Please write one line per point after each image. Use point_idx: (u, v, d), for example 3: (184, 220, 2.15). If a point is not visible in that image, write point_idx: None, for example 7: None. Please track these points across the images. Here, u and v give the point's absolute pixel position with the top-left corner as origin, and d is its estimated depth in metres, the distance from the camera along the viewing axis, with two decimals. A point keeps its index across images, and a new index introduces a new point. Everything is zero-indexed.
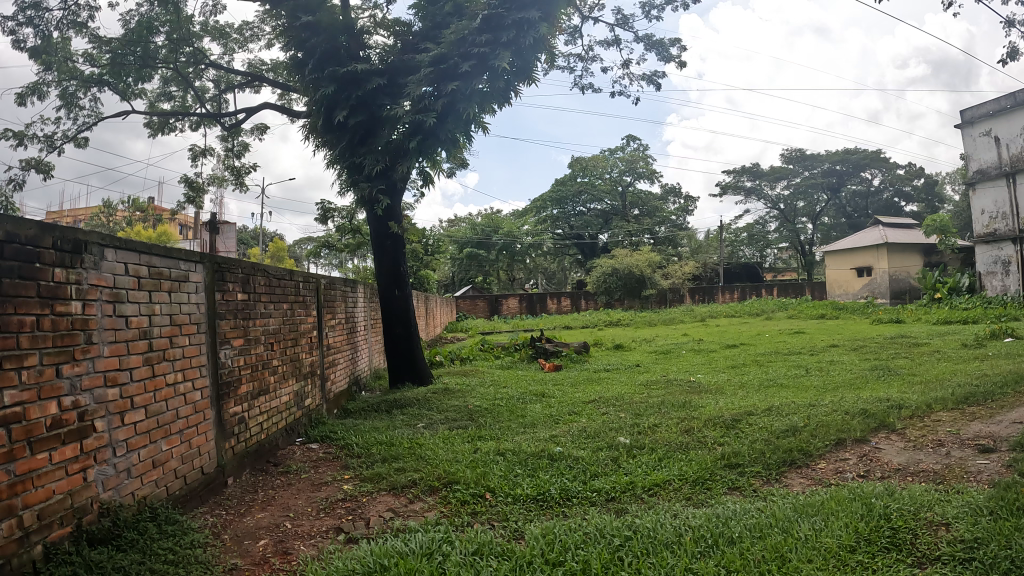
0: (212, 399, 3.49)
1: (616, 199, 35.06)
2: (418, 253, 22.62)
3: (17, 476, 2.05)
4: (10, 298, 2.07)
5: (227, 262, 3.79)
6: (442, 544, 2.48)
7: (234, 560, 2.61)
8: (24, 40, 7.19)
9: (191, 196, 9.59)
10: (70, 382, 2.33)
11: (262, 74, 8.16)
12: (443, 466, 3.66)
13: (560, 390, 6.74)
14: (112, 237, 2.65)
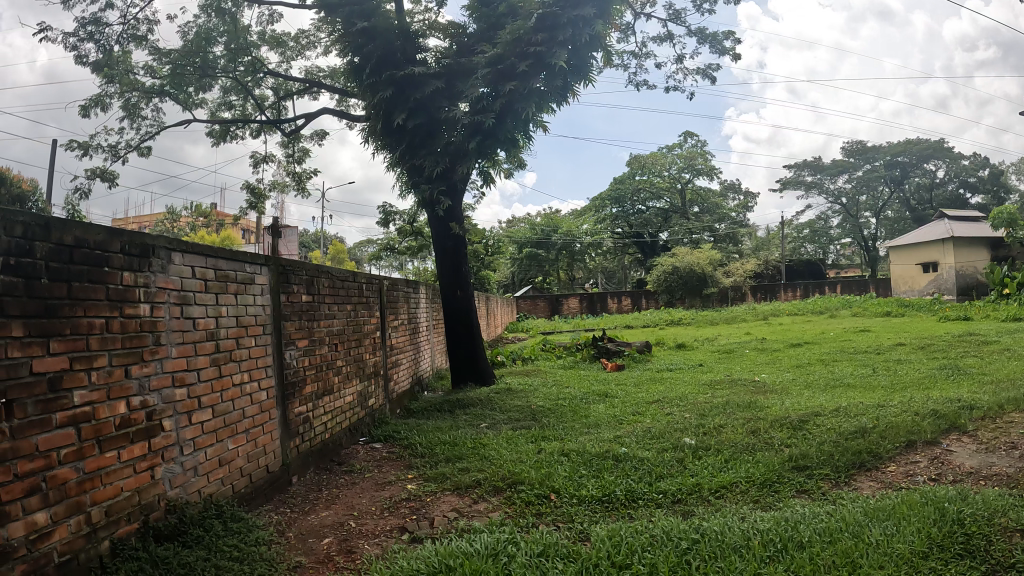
0: (278, 400, 3.55)
1: (676, 196, 34.65)
2: (479, 254, 22.65)
3: (86, 474, 2.11)
4: (80, 302, 2.13)
5: (291, 264, 3.86)
6: (507, 545, 2.46)
7: (298, 558, 2.64)
8: (86, 55, 7.47)
9: (253, 202, 9.84)
10: (138, 383, 2.40)
11: (320, 81, 8.31)
12: (508, 467, 3.64)
13: (623, 390, 6.67)
14: (180, 241, 2.72)
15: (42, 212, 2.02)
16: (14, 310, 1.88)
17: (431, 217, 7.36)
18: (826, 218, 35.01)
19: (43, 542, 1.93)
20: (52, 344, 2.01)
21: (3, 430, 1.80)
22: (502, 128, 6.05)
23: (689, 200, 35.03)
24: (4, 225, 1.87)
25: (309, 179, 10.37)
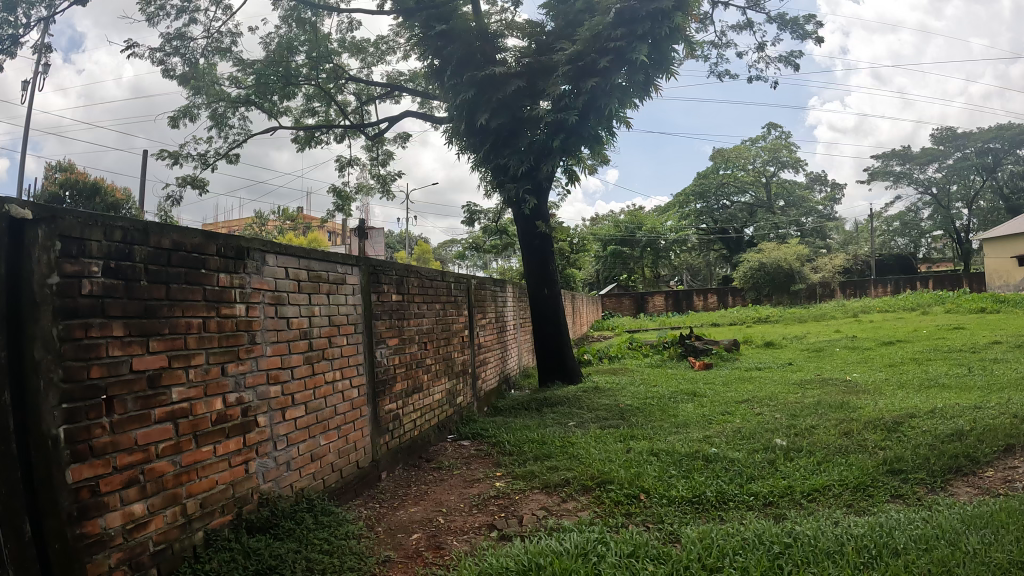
0: (369, 397, 3.63)
1: (761, 190, 33.76)
2: (565, 252, 22.66)
3: (182, 467, 2.22)
4: (178, 303, 2.24)
5: (382, 264, 3.94)
6: (597, 544, 2.45)
7: (388, 552, 2.69)
8: (172, 69, 7.83)
9: (339, 204, 10.11)
10: (235, 380, 2.50)
11: (401, 85, 8.46)
12: (596, 466, 3.62)
13: (711, 389, 6.54)
14: (274, 243, 2.81)
15: (140, 217, 2.12)
16: (115, 311, 1.99)
17: (518, 216, 7.41)
18: (918, 210, 33.45)
19: (140, 531, 2.03)
20: (151, 343, 2.11)
21: (102, 424, 1.91)
22: (585, 125, 6.01)
23: (774, 194, 34.07)
24: (103, 231, 1.97)
25: (393, 181, 10.58)
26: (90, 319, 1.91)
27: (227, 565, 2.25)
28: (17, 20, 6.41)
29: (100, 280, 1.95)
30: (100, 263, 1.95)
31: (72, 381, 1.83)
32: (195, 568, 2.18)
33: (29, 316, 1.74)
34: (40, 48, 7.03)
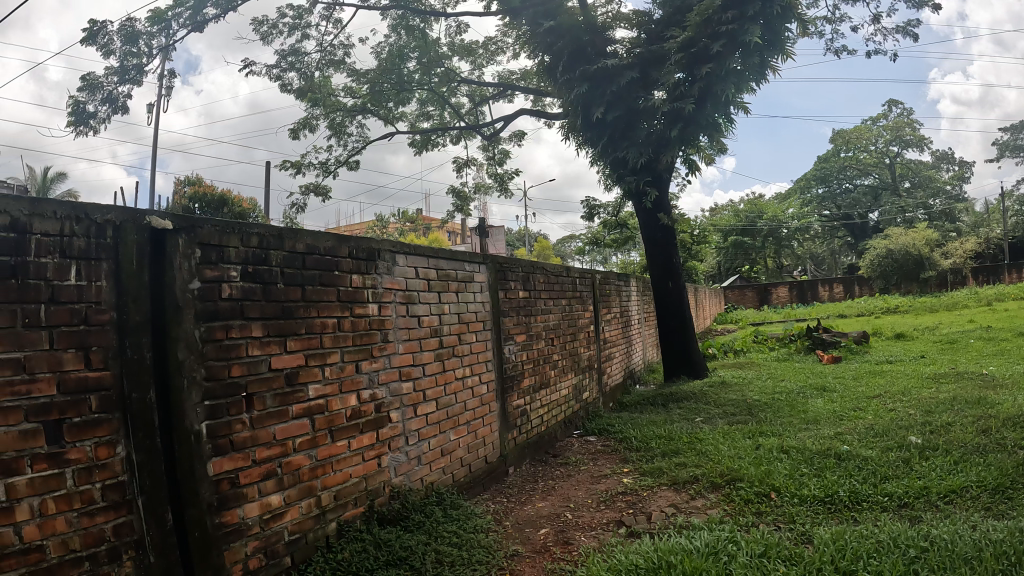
0: (498, 393, 3.69)
1: (885, 172, 32.03)
2: (687, 244, 22.29)
3: (318, 461, 2.33)
4: (314, 304, 2.35)
5: (509, 261, 3.99)
6: (728, 543, 2.39)
7: (516, 546, 2.72)
8: (289, 84, 8.18)
9: (459, 205, 10.32)
10: (368, 377, 2.60)
11: (514, 84, 8.52)
12: (726, 463, 3.54)
13: (841, 384, 6.26)
14: (405, 244, 2.90)
15: (275, 224, 2.23)
16: (253, 313, 2.11)
17: (639, 209, 7.37)
18: None
19: (275, 521, 2.14)
20: (289, 342, 2.23)
21: (241, 420, 2.04)
22: (703, 113, 5.87)
23: (899, 176, 32.25)
24: (240, 238, 2.09)
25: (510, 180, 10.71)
26: (230, 321, 2.04)
27: (359, 554, 2.32)
28: (141, 50, 6.78)
29: (239, 284, 2.07)
30: (238, 267, 2.07)
31: (214, 380, 1.97)
32: (327, 557, 2.27)
33: (172, 319, 1.88)
34: (165, 75, 7.44)
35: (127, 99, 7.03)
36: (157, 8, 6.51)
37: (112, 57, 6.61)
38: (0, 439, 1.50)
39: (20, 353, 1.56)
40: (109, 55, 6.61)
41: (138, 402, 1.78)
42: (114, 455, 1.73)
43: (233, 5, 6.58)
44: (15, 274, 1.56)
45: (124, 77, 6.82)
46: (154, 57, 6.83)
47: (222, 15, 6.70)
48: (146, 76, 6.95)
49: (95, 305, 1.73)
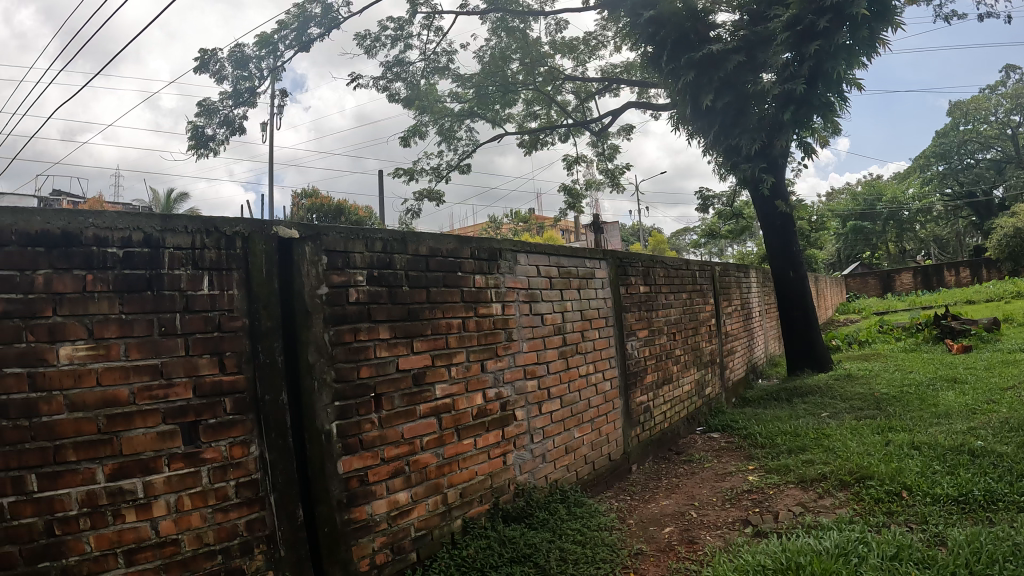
0: (621, 389, 3.81)
1: (1011, 143, 29.86)
2: (802, 231, 21.45)
3: (445, 459, 2.52)
4: (439, 306, 2.57)
5: (629, 257, 4.11)
6: (858, 544, 2.29)
7: (640, 545, 2.77)
8: (396, 94, 8.39)
9: (570, 203, 10.35)
10: (493, 376, 2.80)
11: (619, 78, 8.50)
12: (855, 460, 3.39)
13: (975, 374, 5.90)
14: (526, 243, 3.09)
15: (399, 229, 2.44)
16: (381, 315, 2.33)
17: (755, 197, 7.26)
18: None
19: (403, 518, 2.33)
20: (415, 343, 2.44)
21: (371, 420, 2.25)
22: (816, 93, 5.72)
23: None
24: (364, 243, 2.31)
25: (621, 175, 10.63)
26: (358, 324, 2.26)
27: (484, 551, 2.47)
28: (252, 74, 7.08)
29: (365, 288, 2.29)
30: (364, 272, 2.29)
31: (344, 381, 2.18)
32: (453, 553, 2.43)
33: (303, 323, 2.11)
34: (275, 95, 7.76)
35: (242, 120, 7.37)
36: (264, 32, 6.79)
37: (224, 83, 6.93)
38: (140, 439, 1.78)
39: (158, 359, 1.82)
40: (222, 81, 6.94)
41: (269, 404, 2.02)
42: (247, 454, 1.97)
43: (336, 22, 6.79)
44: (149, 286, 1.83)
45: (239, 100, 7.16)
46: (265, 79, 7.12)
47: (327, 34, 6.91)
48: (258, 97, 7.27)
49: (228, 313, 1.97)
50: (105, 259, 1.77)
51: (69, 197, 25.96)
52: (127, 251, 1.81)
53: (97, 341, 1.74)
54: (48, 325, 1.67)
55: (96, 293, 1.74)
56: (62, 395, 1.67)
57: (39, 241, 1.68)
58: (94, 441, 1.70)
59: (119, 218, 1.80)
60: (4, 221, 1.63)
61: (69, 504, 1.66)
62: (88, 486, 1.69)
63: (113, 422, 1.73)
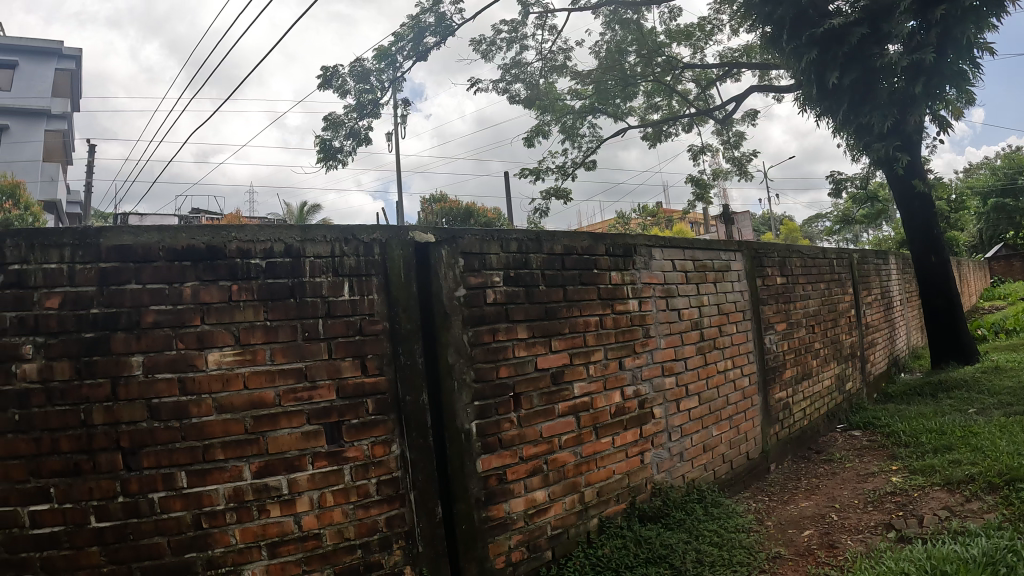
0: (759, 385, 3.86)
1: None
2: (944, 212, 20.04)
3: (583, 457, 2.62)
4: (576, 305, 2.65)
5: (764, 247, 4.12)
6: (1006, 553, 2.14)
7: (778, 549, 2.80)
8: (517, 95, 8.46)
9: (698, 194, 10.19)
10: (632, 373, 2.87)
11: (739, 62, 8.31)
12: (1005, 460, 3.15)
13: None
14: (661, 239, 3.11)
15: (533, 228, 2.55)
16: (518, 315, 2.44)
17: (888, 176, 6.82)
18: None
19: (539, 516, 2.45)
20: (553, 342, 2.54)
21: (509, 419, 2.37)
22: (947, 62, 5.43)
23: None
24: (500, 244, 2.43)
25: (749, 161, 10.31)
26: (497, 324, 2.38)
27: (619, 551, 2.56)
28: (373, 85, 7.33)
29: (503, 288, 2.42)
30: (500, 273, 2.42)
31: (483, 381, 2.31)
32: (589, 553, 2.53)
33: (441, 325, 2.25)
34: (396, 104, 7.99)
35: (367, 130, 7.63)
36: (383, 45, 7.02)
37: (347, 96, 7.22)
38: (287, 439, 2.00)
39: (301, 363, 2.04)
40: (344, 95, 7.22)
41: (411, 404, 2.19)
42: (388, 452, 2.14)
43: (450, 29, 6.92)
44: (292, 294, 2.05)
45: (362, 112, 7.43)
46: (386, 90, 7.35)
47: (443, 41, 7.06)
48: (381, 108, 7.52)
49: (369, 317, 2.15)
50: (249, 269, 2.01)
51: (212, 212, 27.82)
52: (269, 261, 2.03)
53: (244, 347, 1.98)
54: (196, 333, 1.94)
55: (240, 302, 1.98)
56: (211, 398, 1.94)
57: (186, 256, 1.96)
58: (241, 441, 1.95)
59: (260, 231, 2.04)
60: (153, 240, 1.93)
61: (216, 500, 1.92)
62: (235, 482, 1.94)
63: (259, 423, 1.97)
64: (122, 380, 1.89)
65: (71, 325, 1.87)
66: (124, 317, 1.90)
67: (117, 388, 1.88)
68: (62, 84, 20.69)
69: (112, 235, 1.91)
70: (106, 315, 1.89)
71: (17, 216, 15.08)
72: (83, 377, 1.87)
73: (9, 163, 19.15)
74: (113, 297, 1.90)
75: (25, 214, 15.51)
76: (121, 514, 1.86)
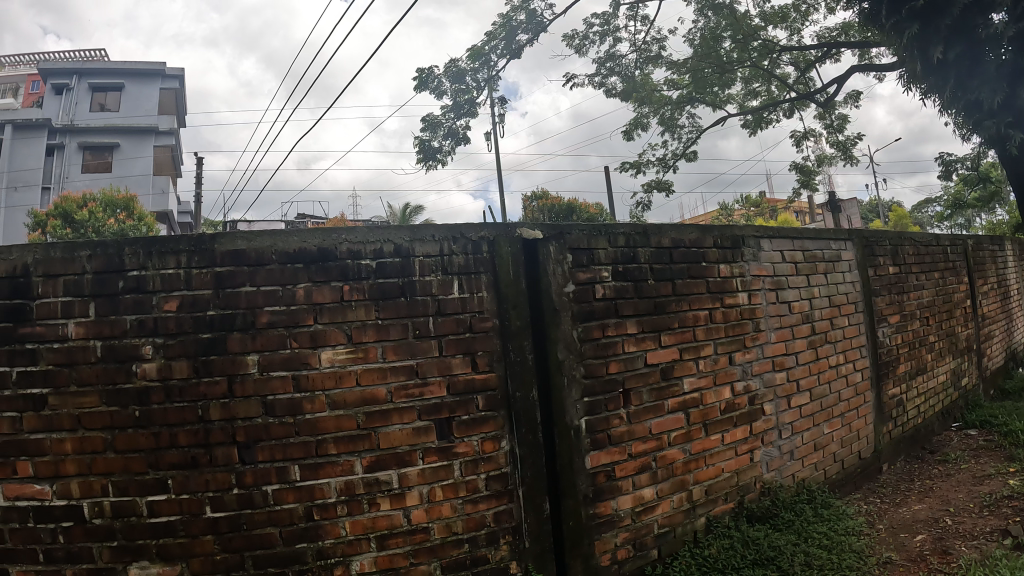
0: (872, 381, 3.69)
1: None
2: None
3: (692, 455, 2.57)
4: (685, 298, 2.60)
5: (875, 236, 3.94)
6: None
7: (888, 553, 2.71)
8: (613, 88, 8.40)
9: (803, 181, 9.85)
10: (742, 368, 2.79)
11: (838, 42, 7.97)
12: None
13: None
14: (770, 229, 3.01)
15: (640, 222, 2.53)
16: (627, 310, 2.42)
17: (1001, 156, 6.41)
18: None
19: (647, 514, 2.42)
20: (663, 337, 2.50)
21: (619, 415, 2.35)
22: None
23: None
24: (608, 240, 2.41)
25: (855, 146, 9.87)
26: (606, 320, 2.36)
27: (727, 552, 2.50)
28: (469, 85, 7.43)
29: (611, 284, 2.40)
30: (609, 268, 2.40)
31: (593, 377, 2.30)
32: (695, 552, 2.48)
33: (551, 322, 2.25)
34: (492, 104, 8.04)
35: (465, 130, 7.73)
36: (476, 45, 7.09)
37: (444, 97, 7.33)
38: (399, 434, 2.05)
39: (413, 360, 2.08)
40: (441, 96, 7.35)
41: (521, 400, 2.19)
42: (498, 448, 2.16)
43: (542, 25, 6.92)
44: (403, 293, 2.09)
45: (459, 112, 7.53)
46: (481, 89, 7.42)
47: (535, 38, 7.07)
48: (477, 107, 7.60)
49: (479, 314, 2.17)
50: (360, 270, 2.06)
51: (314, 216, 28.83)
52: (379, 262, 2.08)
53: (356, 345, 2.03)
54: (310, 332, 2.01)
55: (352, 302, 2.04)
56: (325, 395, 2.00)
57: (298, 259, 2.03)
58: (354, 436, 2.01)
59: (370, 232, 2.08)
60: (266, 245, 2.01)
61: (328, 493, 1.99)
62: (346, 476, 2.00)
63: (371, 419, 2.02)
64: (238, 378, 1.97)
65: (188, 327, 1.97)
66: (240, 318, 1.98)
67: (233, 385, 1.96)
68: (169, 101, 21.85)
69: (227, 241, 2.00)
70: (223, 315, 1.98)
71: (134, 227, 16.07)
72: (201, 375, 1.96)
73: (125, 177, 20.36)
74: (229, 299, 1.99)
75: (141, 225, 16.46)
76: (234, 505, 1.95)
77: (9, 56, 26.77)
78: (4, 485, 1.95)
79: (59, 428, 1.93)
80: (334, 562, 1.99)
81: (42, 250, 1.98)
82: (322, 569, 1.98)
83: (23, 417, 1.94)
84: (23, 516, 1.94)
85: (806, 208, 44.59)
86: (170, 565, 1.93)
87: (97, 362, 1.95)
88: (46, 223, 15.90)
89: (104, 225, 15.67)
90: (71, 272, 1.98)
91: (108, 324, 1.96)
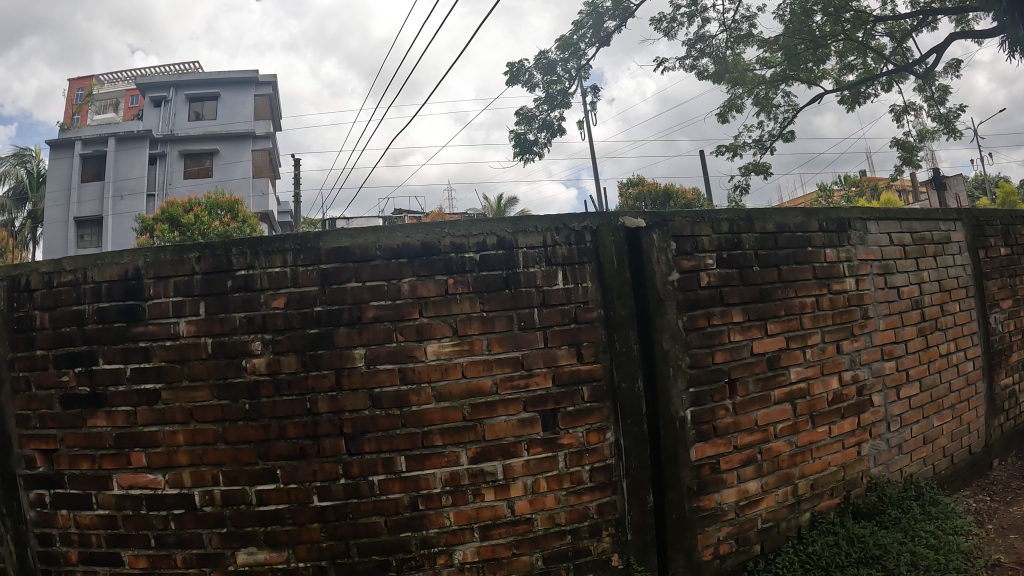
0: (984, 371, 3.50)
1: None
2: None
3: (797, 448, 2.49)
4: (791, 285, 2.52)
5: (986, 216, 3.72)
6: None
7: (998, 555, 2.57)
8: (703, 71, 8.24)
9: (904, 157, 9.41)
10: (849, 357, 2.70)
11: (935, 8, 7.57)
12: None
13: None
14: (876, 211, 2.89)
15: (744, 208, 2.47)
16: (733, 298, 2.37)
17: None
18: None
19: (751, 508, 2.37)
20: (770, 326, 2.44)
21: (725, 406, 2.31)
22: None
23: None
24: (711, 227, 2.37)
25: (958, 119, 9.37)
26: (711, 309, 2.32)
27: (832, 549, 2.42)
28: (560, 76, 7.41)
29: (716, 271, 2.35)
30: (713, 256, 2.36)
31: (698, 367, 2.26)
32: (798, 548, 2.42)
33: (656, 311, 2.22)
34: (585, 92, 8.01)
35: (559, 121, 7.73)
36: (565, 36, 7.08)
37: (536, 90, 7.35)
38: (503, 426, 2.06)
39: (518, 352, 2.09)
40: (533, 88, 7.36)
41: (626, 391, 2.18)
42: (603, 440, 2.16)
43: (629, 10, 6.83)
44: (506, 285, 2.11)
45: (552, 103, 7.55)
46: (572, 78, 7.39)
47: (623, 23, 6.99)
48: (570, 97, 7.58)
49: (584, 305, 2.17)
50: (463, 263, 2.09)
51: (408, 211, 29.39)
52: (482, 254, 2.10)
53: (461, 337, 2.06)
54: (416, 326, 2.04)
55: (457, 295, 2.07)
56: (431, 387, 2.03)
57: (402, 254, 2.07)
58: (459, 428, 2.04)
59: (472, 226, 2.11)
60: (370, 241, 2.06)
61: (433, 483, 2.02)
62: (452, 467, 2.03)
63: (476, 411, 2.05)
64: (345, 371, 2.02)
65: (296, 323, 2.04)
66: (346, 313, 2.04)
67: (341, 378, 2.02)
68: (263, 107, 22.58)
69: (330, 239, 2.05)
70: (329, 311, 2.04)
71: (237, 230, 16.77)
72: (309, 369, 2.02)
73: (225, 181, 21.20)
74: (335, 295, 2.04)
75: (244, 226, 17.17)
76: (341, 495, 2.01)
77: (117, 71, 28.35)
78: (119, 475, 2.06)
79: (172, 421, 2.04)
80: (437, 551, 2.03)
81: (152, 253, 2.09)
82: (425, 558, 2.03)
83: (137, 411, 2.05)
84: (136, 503, 2.06)
85: (908, 186, 42.41)
86: (276, 552, 2.01)
87: (208, 358, 2.04)
88: (153, 227, 16.77)
89: (208, 227, 16.43)
90: (181, 273, 2.08)
91: (217, 321, 2.05)
